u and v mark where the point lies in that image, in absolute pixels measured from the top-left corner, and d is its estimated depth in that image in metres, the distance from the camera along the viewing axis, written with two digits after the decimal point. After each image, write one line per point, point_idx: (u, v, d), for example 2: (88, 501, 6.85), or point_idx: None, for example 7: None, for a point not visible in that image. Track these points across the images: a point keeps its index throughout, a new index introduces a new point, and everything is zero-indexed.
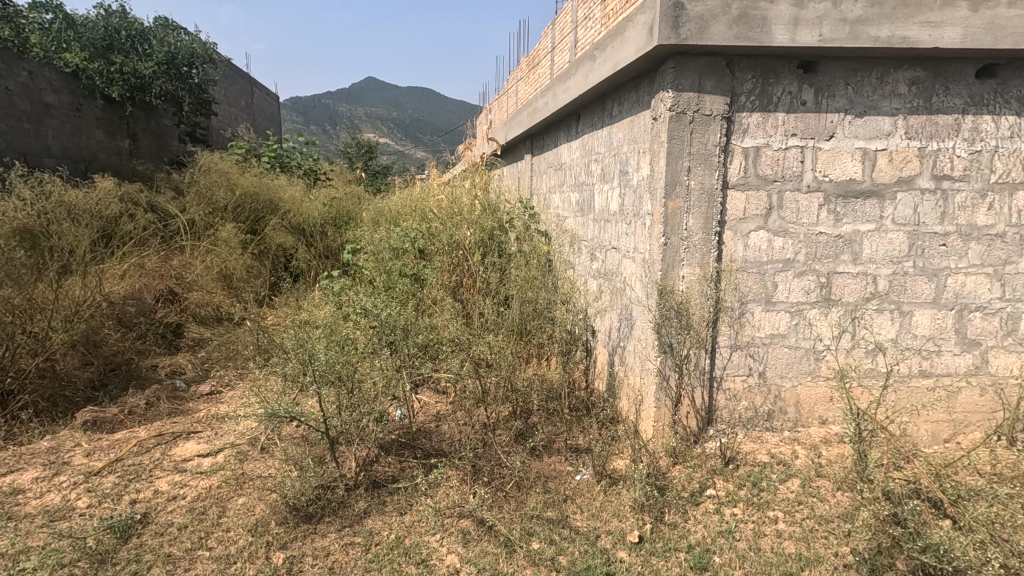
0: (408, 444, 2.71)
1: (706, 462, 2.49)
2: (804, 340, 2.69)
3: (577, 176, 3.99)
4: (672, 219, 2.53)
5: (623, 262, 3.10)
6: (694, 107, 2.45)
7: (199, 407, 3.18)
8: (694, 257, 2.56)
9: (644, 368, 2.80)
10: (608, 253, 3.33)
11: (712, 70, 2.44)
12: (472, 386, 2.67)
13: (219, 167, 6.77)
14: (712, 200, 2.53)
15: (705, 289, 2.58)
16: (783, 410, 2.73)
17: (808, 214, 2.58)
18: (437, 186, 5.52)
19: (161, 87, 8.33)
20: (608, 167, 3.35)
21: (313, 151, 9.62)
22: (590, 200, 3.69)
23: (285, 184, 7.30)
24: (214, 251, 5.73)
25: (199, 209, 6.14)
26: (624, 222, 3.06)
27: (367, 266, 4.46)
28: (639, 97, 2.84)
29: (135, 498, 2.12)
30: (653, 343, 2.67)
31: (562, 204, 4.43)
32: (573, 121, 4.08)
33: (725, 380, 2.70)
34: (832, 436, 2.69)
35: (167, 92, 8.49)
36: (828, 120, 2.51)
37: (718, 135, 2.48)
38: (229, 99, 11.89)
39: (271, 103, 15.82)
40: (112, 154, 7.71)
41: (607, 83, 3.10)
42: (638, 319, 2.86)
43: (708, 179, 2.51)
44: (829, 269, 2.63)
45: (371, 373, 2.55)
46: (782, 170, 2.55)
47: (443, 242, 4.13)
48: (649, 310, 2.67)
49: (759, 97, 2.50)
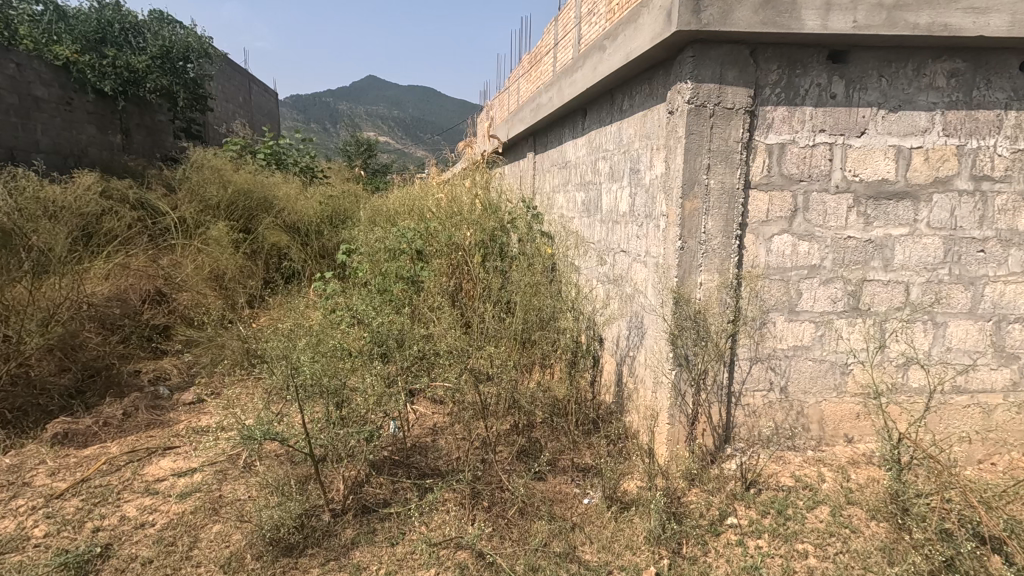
0: (402, 462, 2.52)
1: (725, 485, 2.29)
2: (829, 353, 2.49)
3: (583, 175, 3.80)
4: (690, 221, 2.33)
5: (634, 266, 2.90)
6: (715, 99, 2.25)
7: (179, 418, 2.98)
8: (713, 263, 2.37)
9: (656, 382, 2.60)
10: (616, 257, 3.14)
11: (735, 59, 2.24)
12: (472, 400, 2.47)
13: (212, 163, 6.56)
14: (732, 201, 2.34)
15: (725, 297, 2.39)
16: (806, 428, 2.53)
17: (836, 216, 2.39)
18: (436, 185, 5.32)
19: (156, 82, 8.06)
20: (617, 165, 3.16)
21: (310, 148, 9.42)
22: (597, 200, 3.49)
23: (280, 182, 7.10)
24: (205, 251, 5.53)
25: (190, 206, 5.94)
26: (635, 223, 2.87)
27: (362, 268, 4.28)
28: (653, 89, 2.64)
29: (98, 526, 1.93)
30: (667, 354, 2.48)
31: (567, 204, 4.24)
32: (580, 116, 3.88)
33: (744, 395, 2.51)
34: (859, 456, 2.50)
35: (162, 87, 8.23)
36: (859, 115, 2.32)
37: (740, 131, 2.29)
38: (226, 95, 11.67)
39: (269, 100, 15.63)
40: (104, 150, 7.50)
41: (617, 76, 2.90)
42: (651, 328, 2.67)
43: (728, 178, 2.32)
44: (858, 277, 2.43)
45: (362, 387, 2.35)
46: (809, 169, 2.35)
47: (442, 242, 3.97)
48: (663, 320, 2.48)
49: (785, 89, 2.29)
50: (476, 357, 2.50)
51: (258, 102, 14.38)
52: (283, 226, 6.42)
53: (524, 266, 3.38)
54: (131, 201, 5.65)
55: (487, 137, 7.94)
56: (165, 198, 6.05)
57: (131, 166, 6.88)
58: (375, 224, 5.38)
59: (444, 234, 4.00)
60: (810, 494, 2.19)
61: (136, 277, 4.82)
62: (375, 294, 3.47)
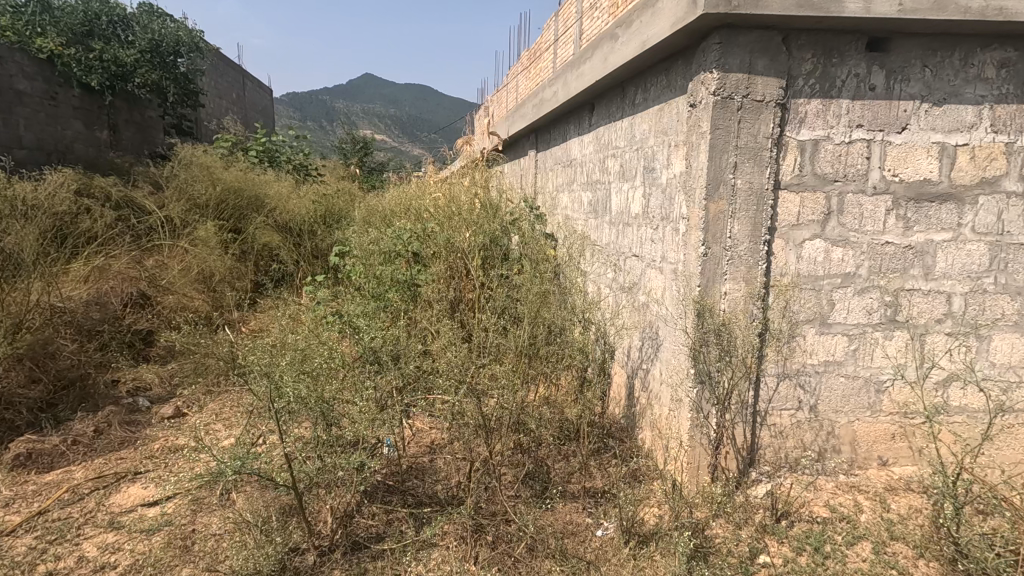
0: (397, 489, 2.32)
1: (752, 516, 2.09)
2: (863, 369, 2.29)
3: (590, 173, 3.59)
4: (714, 225, 2.12)
5: (648, 272, 2.70)
6: (743, 90, 2.04)
7: (156, 435, 2.76)
8: (739, 270, 2.16)
9: (674, 399, 2.39)
10: (628, 261, 2.93)
11: (765, 47, 2.03)
12: (474, 421, 2.26)
13: (201, 160, 6.32)
14: (760, 203, 2.13)
15: (751, 309, 2.19)
16: (837, 449, 2.33)
17: (873, 220, 2.18)
18: (433, 183, 5.10)
19: (144, 77, 7.80)
20: (628, 163, 2.94)
21: (304, 145, 9.17)
22: (606, 200, 3.28)
23: (272, 180, 6.86)
24: (192, 252, 5.31)
25: (176, 205, 5.70)
26: (650, 226, 2.66)
27: (356, 271, 4.06)
28: (672, 80, 2.43)
29: (52, 570, 1.71)
30: (687, 370, 2.27)
31: (572, 204, 4.03)
32: (587, 111, 3.66)
33: (770, 415, 2.30)
34: (895, 481, 2.30)
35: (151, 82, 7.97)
36: (900, 108, 2.11)
37: (770, 126, 2.07)
38: (218, 91, 11.41)
39: (264, 96, 15.38)
40: (90, 146, 7.24)
41: (630, 66, 2.69)
42: (668, 341, 2.46)
43: (757, 178, 2.11)
44: (896, 286, 2.22)
45: (353, 406, 2.13)
46: (845, 168, 2.14)
47: (440, 244, 3.76)
48: (682, 333, 2.27)
49: (820, 80, 2.08)
50: (479, 373, 2.29)
51: (252, 98, 14.12)
52: (275, 226, 6.20)
53: (528, 271, 3.18)
54: (115, 199, 5.41)
55: (485, 135, 7.66)
56: (151, 196, 5.81)
57: (117, 163, 6.63)
58: (370, 224, 5.17)
59: (442, 235, 3.78)
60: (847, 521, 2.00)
61: (118, 280, 4.59)
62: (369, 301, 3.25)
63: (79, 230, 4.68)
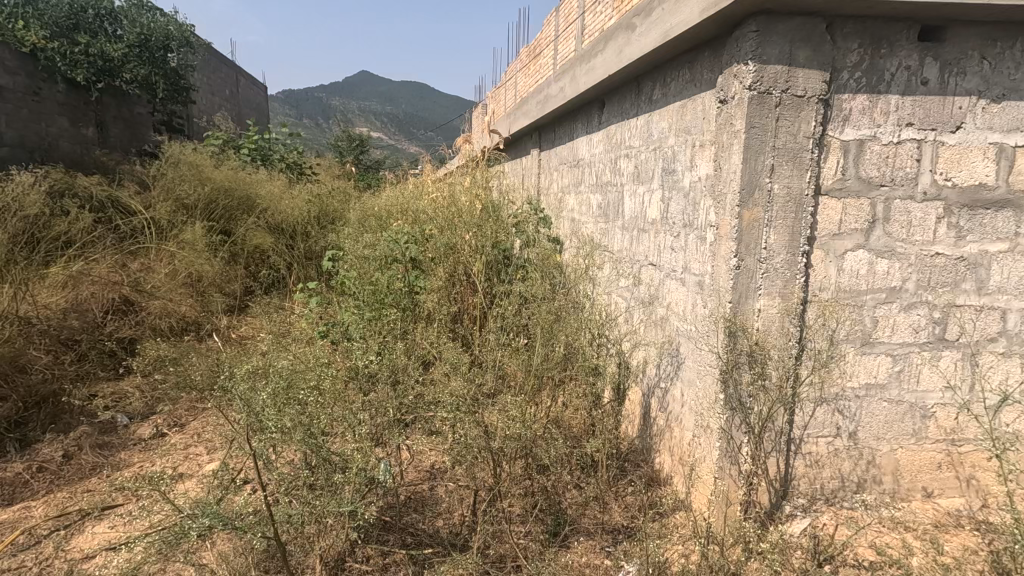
0: (394, 526, 2.12)
1: (790, 559, 1.88)
2: (908, 393, 2.07)
3: (600, 174, 3.37)
4: (748, 234, 1.91)
5: (667, 282, 2.48)
6: (782, 84, 1.82)
7: (131, 460, 2.54)
8: (774, 285, 1.95)
9: (699, 424, 2.18)
10: (644, 270, 2.72)
11: (808, 36, 1.82)
12: (480, 451, 2.04)
13: (189, 158, 6.07)
14: (799, 209, 1.91)
15: (787, 327, 1.98)
16: (878, 480, 2.12)
17: (922, 229, 1.97)
18: (432, 183, 4.88)
19: (134, 72, 7.54)
20: (644, 164, 2.73)
21: (298, 143, 8.93)
22: (618, 203, 3.07)
23: (263, 179, 6.62)
24: (179, 255, 5.08)
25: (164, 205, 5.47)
26: (670, 233, 2.44)
27: (350, 277, 3.83)
28: (698, 74, 2.22)
29: None
30: (715, 393, 2.06)
31: (579, 207, 3.82)
32: (596, 108, 3.44)
33: (805, 443, 2.09)
34: (943, 515, 2.09)
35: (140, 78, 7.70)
36: (955, 105, 1.89)
37: (811, 124, 1.86)
38: (210, 87, 11.15)
39: (258, 93, 15.12)
40: (76, 144, 6.98)
41: (649, 59, 2.47)
42: (692, 360, 2.25)
43: (796, 182, 1.89)
44: (947, 302, 2.01)
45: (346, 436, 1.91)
46: (892, 171, 1.93)
47: (440, 249, 3.54)
48: (710, 352, 2.06)
49: (867, 73, 1.86)
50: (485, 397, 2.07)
51: (245, 95, 13.86)
52: (266, 227, 5.97)
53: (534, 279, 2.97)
54: (98, 199, 5.17)
55: (483, 134, 7.40)
56: (137, 196, 5.57)
57: (103, 161, 6.37)
58: (365, 226, 4.95)
59: (441, 238, 3.56)
60: (897, 557, 1.78)
61: (100, 285, 4.37)
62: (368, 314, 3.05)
63: (51, 234, 4.42)
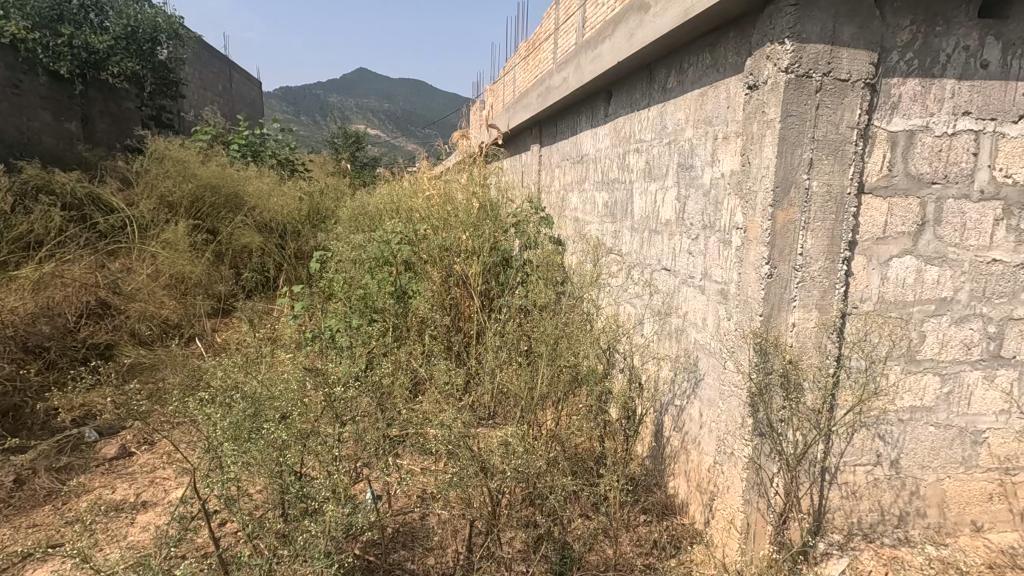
0: (378, 565, 1.91)
1: None
2: (958, 417, 1.84)
3: (607, 171, 3.13)
4: (783, 238, 1.68)
5: (683, 290, 2.26)
6: (824, 66, 1.59)
7: (90, 485, 2.31)
8: (811, 295, 1.72)
9: (723, 449, 1.94)
10: (657, 275, 2.49)
11: (854, 10, 1.58)
12: (472, 483, 1.85)
13: (174, 154, 5.81)
14: (840, 211, 1.68)
15: (824, 343, 1.75)
16: (922, 513, 1.89)
17: (978, 232, 1.74)
18: (427, 179, 4.64)
19: (120, 65, 7.27)
20: (657, 159, 2.49)
21: (289, 138, 8.66)
22: (627, 202, 2.84)
23: (252, 175, 6.37)
24: (161, 256, 4.85)
25: (147, 203, 5.23)
26: (687, 236, 2.21)
27: (338, 280, 3.60)
28: (720, 58, 1.98)
29: None
30: (742, 417, 1.83)
31: (582, 205, 3.59)
32: (601, 100, 3.21)
33: (842, 472, 1.85)
34: (994, 552, 1.87)
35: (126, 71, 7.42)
36: (1018, 92, 1.67)
37: (856, 112, 1.62)
38: (201, 81, 10.88)
39: (251, 89, 14.85)
40: (61, 140, 6.68)
41: (666, 42, 2.23)
42: (714, 377, 2.02)
43: (837, 179, 1.66)
44: (1003, 315, 1.79)
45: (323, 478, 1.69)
46: (945, 167, 1.69)
47: (434, 251, 3.31)
48: (736, 371, 1.83)
49: (919, 54, 1.63)
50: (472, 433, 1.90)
51: (238, 90, 13.60)
52: (255, 226, 5.80)
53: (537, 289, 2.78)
54: (77, 197, 4.90)
55: (480, 130, 7.17)
56: (119, 193, 5.30)
57: (85, 157, 6.11)
58: (356, 226, 4.72)
59: (436, 239, 3.32)
60: None
61: (74, 288, 4.11)
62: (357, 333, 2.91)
63: (15, 234, 4.15)
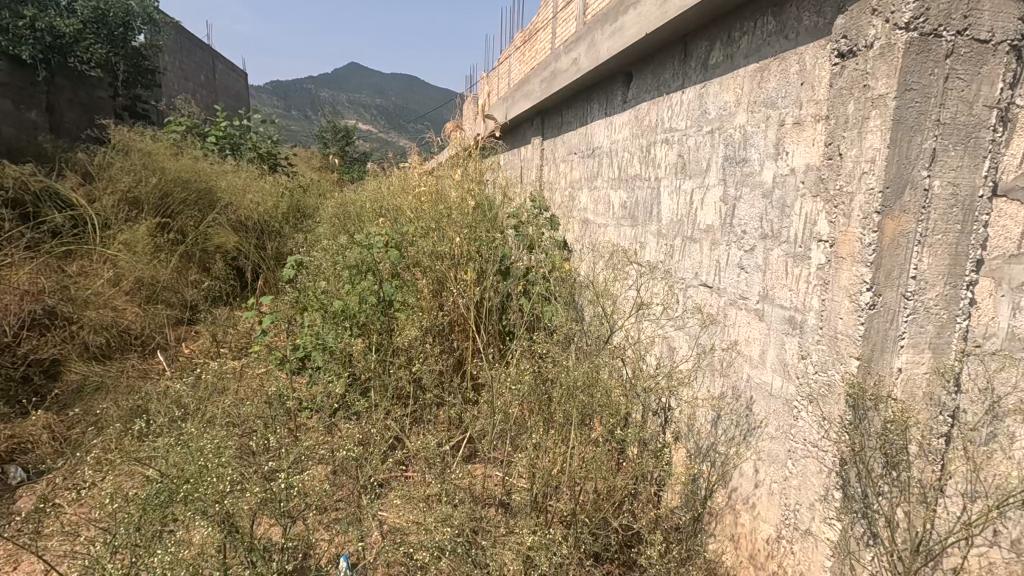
0: None
1: None
2: None
3: (624, 167, 2.71)
4: (892, 257, 1.25)
5: (731, 313, 1.84)
6: (959, 22, 1.16)
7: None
8: (924, 332, 1.29)
9: (794, 522, 1.52)
10: (694, 291, 2.07)
11: None
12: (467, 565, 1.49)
13: (141, 146, 5.31)
14: (969, 220, 1.25)
15: (939, 396, 1.32)
16: None
17: None
18: (418, 174, 4.19)
19: (90, 51, 6.65)
20: (695, 151, 2.07)
21: (271, 131, 8.16)
22: (652, 202, 2.41)
23: (228, 171, 5.92)
24: (121, 258, 4.36)
25: (108, 198, 4.73)
26: (740, 248, 1.80)
27: (315, 290, 3.16)
28: (791, 21, 1.56)
29: None
30: (826, 488, 1.40)
31: (593, 205, 3.16)
32: (619, 84, 2.77)
33: (952, 558, 1.43)
34: None
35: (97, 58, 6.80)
36: None
37: (996, 87, 1.20)
38: (181, 70, 10.32)
39: (235, 80, 14.24)
40: (23, 130, 5.91)
41: (714, 4, 1.80)
42: (779, 426, 1.60)
43: (967, 176, 1.23)
44: None
45: None
46: None
47: (424, 258, 2.88)
48: (819, 426, 1.41)
49: None
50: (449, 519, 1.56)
51: (222, 82, 13.04)
52: (230, 224, 5.36)
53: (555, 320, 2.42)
54: (29, 192, 4.37)
55: (474, 121, 6.70)
56: (79, 189, 4.78)
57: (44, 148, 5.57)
58: (339, 227, 4.27)
59: (428, 244, 2.88)
60: None
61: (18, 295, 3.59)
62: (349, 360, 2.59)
63: None
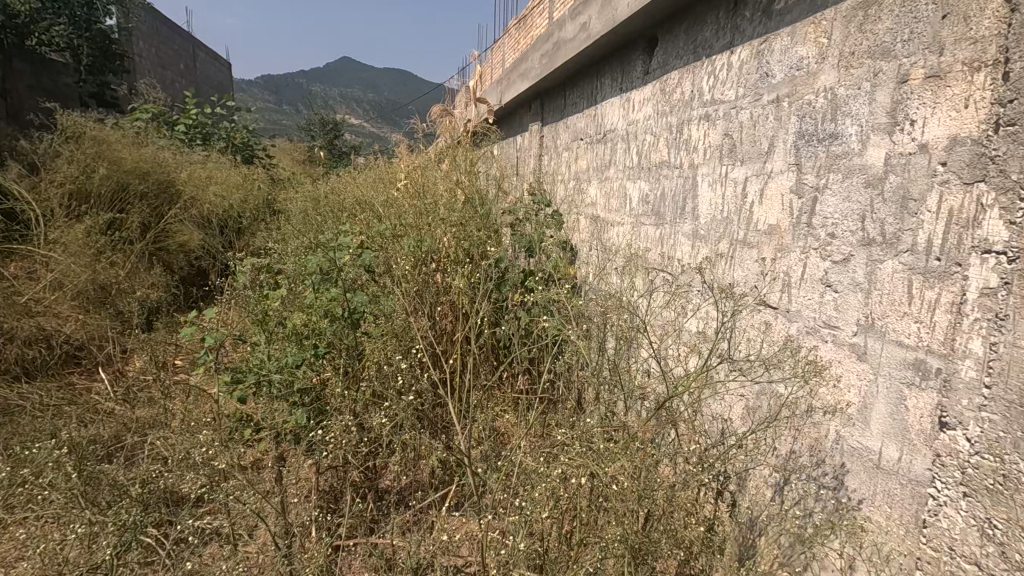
0: None
1: None
2: None
3: (646, 151, 2.21)
4: None
5: (808, 345, 1.36)
6: None
7: None
8: None
9: None
10: (744, 310, 1.58)
11: None
12: None
13: (94, 132, 4.71)
14: None
15: None
16: None
17: None
18: (402, 164, 3.66)
19: (54, 33, 5.81)
20: (752, 126, 1.57)
21: (248, 120, 7.57)
22: (686, 195, 1.91)
23: (195, 162, 5.36)
24: (57, 258, 3.71)
25: (53, 187, 4.12)
26: (824, 258, 1.31)
27: (273, 299, 2.63)
28: None
29: None
30: None
31: (604, 199, 2.66)
32: (639, 51, 2.28)
33: None
34: None
35: (62, 41, 5.98)
36: None
37: None
38: (155, 56, 9.63)
39: (217, 69, 13.58)
40: None
41: None
42: (895, 517, 1.11)
43: None
44: None
45: None
46: None
47: (403, 263, 2.37)
48: (994, 539, 0.92)
49: None
50: None
51: (203, 71, 12.39)
52: (194, 221, 4.83)
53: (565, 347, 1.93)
54: None
55: (465, 107, 6.18)
56: (22, 180, 4.15)
57: None
58: (310, 224, 3.74)
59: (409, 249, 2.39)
60: None
61: None
62: (299, 394, 2.07)
63: None
